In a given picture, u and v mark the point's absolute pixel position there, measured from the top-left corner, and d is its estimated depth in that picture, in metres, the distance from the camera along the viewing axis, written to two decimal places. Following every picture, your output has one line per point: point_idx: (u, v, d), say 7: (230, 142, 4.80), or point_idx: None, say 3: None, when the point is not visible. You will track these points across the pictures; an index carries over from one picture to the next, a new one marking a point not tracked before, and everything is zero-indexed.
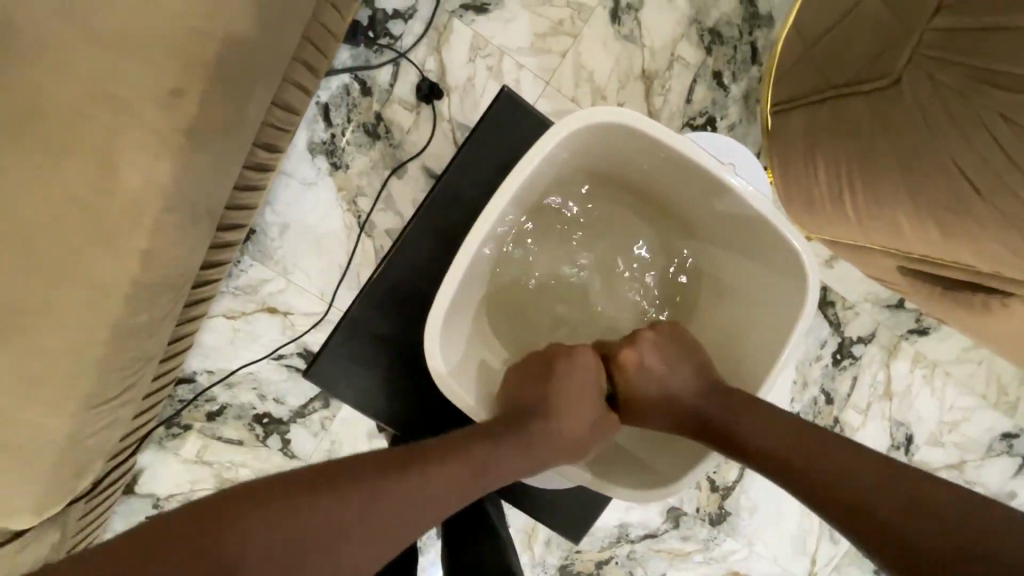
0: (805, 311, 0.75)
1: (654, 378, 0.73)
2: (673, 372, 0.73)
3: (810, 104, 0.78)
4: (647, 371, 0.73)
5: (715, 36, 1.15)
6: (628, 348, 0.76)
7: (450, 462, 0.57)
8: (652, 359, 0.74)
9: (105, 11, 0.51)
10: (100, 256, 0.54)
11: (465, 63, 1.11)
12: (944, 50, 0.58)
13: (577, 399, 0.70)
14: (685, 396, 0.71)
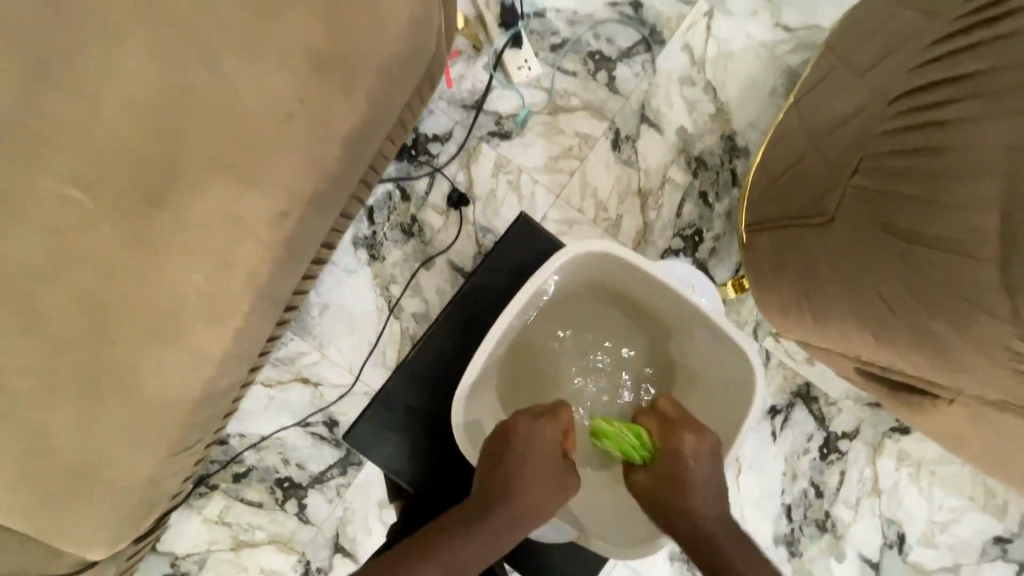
0: (757, 407, 0.88)
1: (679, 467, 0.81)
2: (700, 478, 0.80)
3: (773, 229, 0.95)
4: (690, 462, 0.81)
5: (700, 163, 1.36)
6: (684, 440, 0.83)
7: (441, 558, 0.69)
8: (691, 459, 0.81)
9: (226, 143, 0.67)
10: (205, 332, 0.69)
11: (490, 178, 1.32)
12: (861, 203, 0.75)
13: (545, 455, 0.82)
14: (699, 500, 0.77)
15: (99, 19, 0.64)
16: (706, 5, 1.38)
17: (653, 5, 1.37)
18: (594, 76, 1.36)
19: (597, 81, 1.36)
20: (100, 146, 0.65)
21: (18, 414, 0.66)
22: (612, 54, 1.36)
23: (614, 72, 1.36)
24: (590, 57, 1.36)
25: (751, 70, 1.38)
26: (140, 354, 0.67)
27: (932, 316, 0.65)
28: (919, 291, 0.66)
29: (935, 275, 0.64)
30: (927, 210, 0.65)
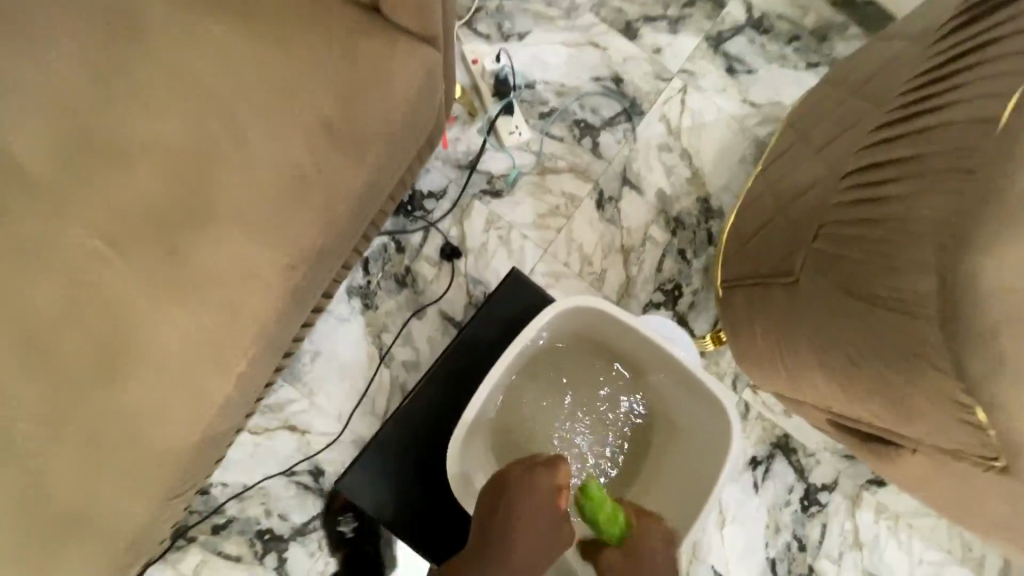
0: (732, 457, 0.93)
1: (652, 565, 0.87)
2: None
3: (748, 285, 1.02)
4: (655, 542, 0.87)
5: (679, 223, 1.46)
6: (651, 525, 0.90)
7: None
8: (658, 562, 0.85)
9: (247, 202, 0.73)
10: (211, 378, 0.71)
11: (481, 232, 1.39)
12: (820, 264, 0.83)
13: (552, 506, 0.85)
14: None
15: None
16: (680, 82, 1.53)
17: (632, 81, 1.52)
18: (580, 141, 1.47)
19: (582, 146, 1.47)
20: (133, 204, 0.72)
21: (21, 456, 0.68)
22: (596, 122, 1.48)
23: (598, 138, 1.47)
24: (577, 125, 1.47)
25: (722, 140, 1.51)
26: (147, 400, 0.70)
27: (891, 368, 0.71)
28: (874, 344, 0.72)
29: (886, 330, 0.70)
30: (874, 272, 0.72)
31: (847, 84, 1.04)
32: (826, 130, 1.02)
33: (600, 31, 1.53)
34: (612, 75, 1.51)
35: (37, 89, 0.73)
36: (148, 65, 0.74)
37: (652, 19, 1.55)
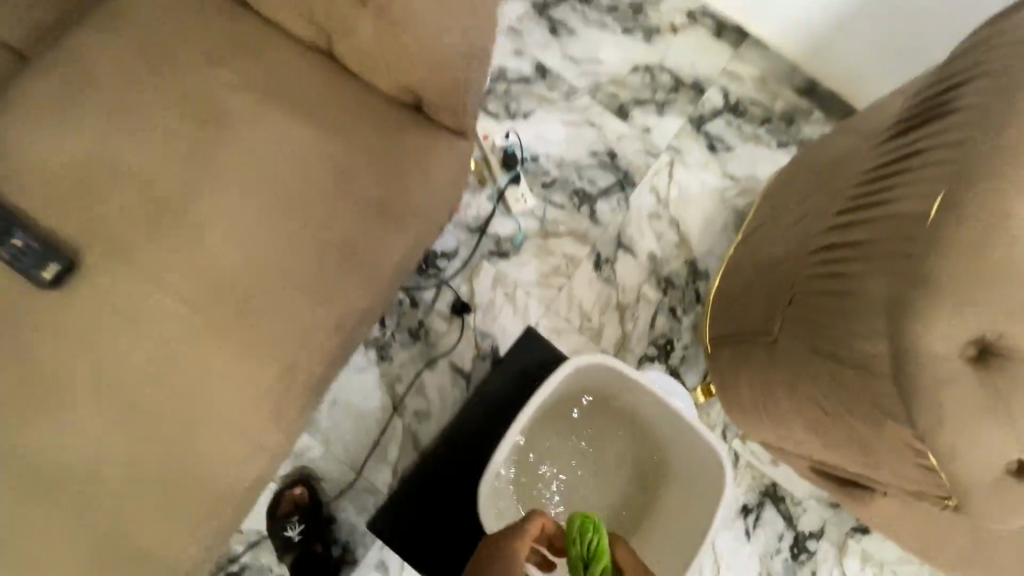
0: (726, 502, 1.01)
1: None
2: None
3: (734, 343, 1.14)
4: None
5: (669, 283, 1.60)
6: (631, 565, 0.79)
7: None
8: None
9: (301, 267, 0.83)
10: (264, 422, 0.81)
11: (489, 289, 1.51)
12: (796, 327, 0.95)
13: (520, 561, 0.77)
14: None
15: (211, 169, 0.83)
16: (668, 157, 1.72)
17: (625, 156, 1.70)
18: (579, 209, 1.62)
19: (581, 213, 1.62)
20: (200, 268, 0.80)
21: (88, 493, 0.75)
22: (593, 192, 1.65)
23: (595, 206, 1.63)
24: (575, 194, 1.63)
25: (706, 208, 1.68)
26: (205, 445, 0.78)
27: (856, 417, 0.83)
28: (842, 398, 0.84)
29: (851, 387, 0.82)
30: (839, 337, 0.84)
31: (812, 169, 1.21)
32: (798, 207, 1.17)
33: (596, 111, 1.72)
34: (606, 150, 1.69)
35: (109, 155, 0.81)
36: (217, 143, 0.84)
37: (642, 102, 1.76)
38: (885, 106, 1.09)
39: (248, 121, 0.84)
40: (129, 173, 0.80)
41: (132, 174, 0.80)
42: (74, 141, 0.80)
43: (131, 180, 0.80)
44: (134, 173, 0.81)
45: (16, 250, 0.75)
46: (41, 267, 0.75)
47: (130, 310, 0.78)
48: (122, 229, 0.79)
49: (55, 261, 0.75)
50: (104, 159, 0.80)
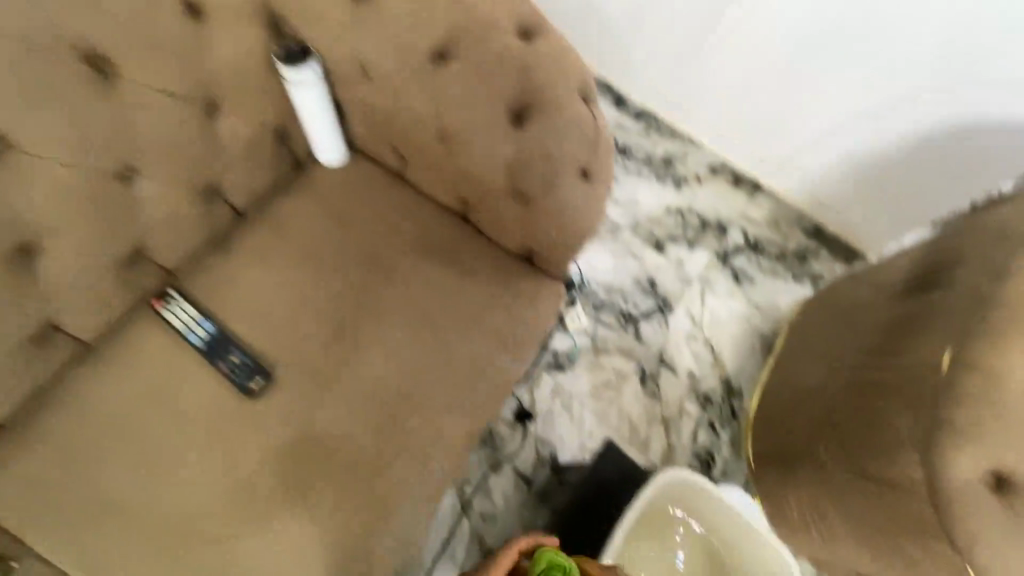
0: None
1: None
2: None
3: (779, 461, 1.32)
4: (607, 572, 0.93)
5: (708, 399, 1.78)
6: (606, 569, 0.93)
7: None
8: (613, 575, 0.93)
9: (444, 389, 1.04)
10: (406, 515, 0.98)
11: (548, 399, 1.69)
12: (837, 450, 1.12)
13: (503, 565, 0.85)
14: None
15: (375, 305, 1.06)
16: (698, 285, 1.94)
17: (663, 283, 1.93)
18: (625, 328, 1.84)
19: (627, 332, 1.84)
20: (371, 389, 1.01)
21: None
22: (636, 313, 1.87)
23: (639, 326, 1.85)
24: (622, 315, 1.86)
25: (734, 332, 1.88)
26: (366, 538, 0.94)
27: (906, 527, 1.01)
28: (894, 513, 1.02)
29: (901, 504, 1.00)
30: (882, 462, 1.02)
31: (836, 312, 1.44)
32: (827, 344, 1.38)
33: (637, 244, 1.97)
34: (647, 278, 1.93)
35: (300, 292, 1.04)
36: (379, 283, 1.07)
37: (675, 238, 1.98)
38: (884, 264, 1.36)
39: (407, 271, 1.09)
40: (315, 306, 1.04)
41: (318, 306, 1.04)
42: (276, 280, 1.04)
43: (316, 311, 1.03)
44: (319, 306, 1.04)
45: (231, 364, 0.96)
46: (250, 379, 0.96)
47: (316, 421, 0.97)
48: (315, 354, 1.00)
49: (259, 374, 0.96)
50: (296, 294, 1.04)
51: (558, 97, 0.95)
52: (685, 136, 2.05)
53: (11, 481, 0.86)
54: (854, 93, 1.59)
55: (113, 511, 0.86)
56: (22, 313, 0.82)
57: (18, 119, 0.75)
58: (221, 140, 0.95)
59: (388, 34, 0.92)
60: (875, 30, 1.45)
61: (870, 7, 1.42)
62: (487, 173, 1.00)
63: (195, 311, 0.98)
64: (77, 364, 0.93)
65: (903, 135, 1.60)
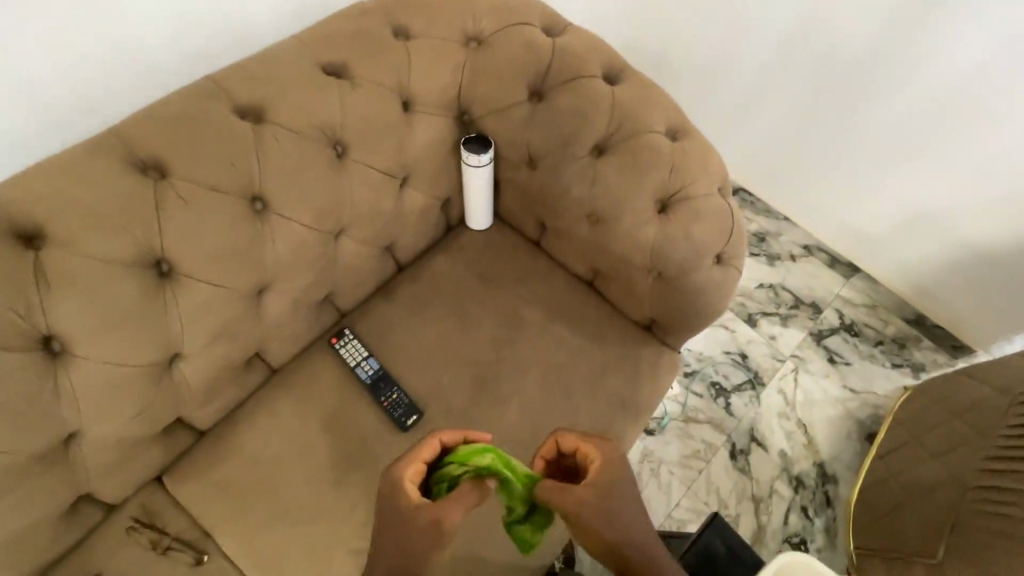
0: None
1: (609, 471, 0.75)
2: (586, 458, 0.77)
3: (890, 556, 1.31)
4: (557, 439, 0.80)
5: (801, 482, 1.74)
6: (561, 439, 0.79)
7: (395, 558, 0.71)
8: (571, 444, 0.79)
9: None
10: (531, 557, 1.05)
11: (637, 462, 1.74)
12: (962, 553, 1.13)
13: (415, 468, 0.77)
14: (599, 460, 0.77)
15: (513, 358, 1.17)
16: (792, 363, 1.89)
17: (755, 358, 1.90)
18: (716, 400, 1.84)
19: (718, 404, 1.83)
20: (503, 436, 1.11)
21: None
22: (728, 386, 1.86)
23: (730, 399, 1.84)
24: (713, 386, 1.86)
25: (830, 416, 1.83)
26: None
27: None
28: None
29: None
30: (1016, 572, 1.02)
31: (945, 404, 1.42)
32: (937, 439, 1.37)
33: (730, 317, 1.95)
34: (739, 351, 1.91)
35: (449, 341, 1.17)
36: (517, 339, 1.18)
37: (768, 314, 1.95)
38: (997, 361, 1.36)
39: (541, 332, 1.20)
40: (461, 355, 1.16)
41: (464, 357, 1.16)
42: (429, 328, 1.17)
43: (461, 361, 1.15)
44: (465, 356, 1.16)
45: (392, 401, 1.08)
46: (407, 417, 1.07)
47: None
48: (460, 398, 1.12)
49: (415, 413, 1.08)
50: (446, 343, 1.16)
51: (700, 195, 1.08)
52: (781, 214, 2.02)
53: (210, 482, 0.99)
54: (969, 201, 1.54)
55: (291, 515, 0.99)
56: (245, 343, 0.97)
57: (283, 195, 0.91)
58: (405, 206, 1.12)
59: (556, 130, 1.08)
60: (1001, 141, 1.40)
61: (986, 129, 1.41)
62: (627, 252, 1.11)
63: (364, 350, 1.11)
64: (269, 385, 1.09)
65: (1005, 249, 1.57)
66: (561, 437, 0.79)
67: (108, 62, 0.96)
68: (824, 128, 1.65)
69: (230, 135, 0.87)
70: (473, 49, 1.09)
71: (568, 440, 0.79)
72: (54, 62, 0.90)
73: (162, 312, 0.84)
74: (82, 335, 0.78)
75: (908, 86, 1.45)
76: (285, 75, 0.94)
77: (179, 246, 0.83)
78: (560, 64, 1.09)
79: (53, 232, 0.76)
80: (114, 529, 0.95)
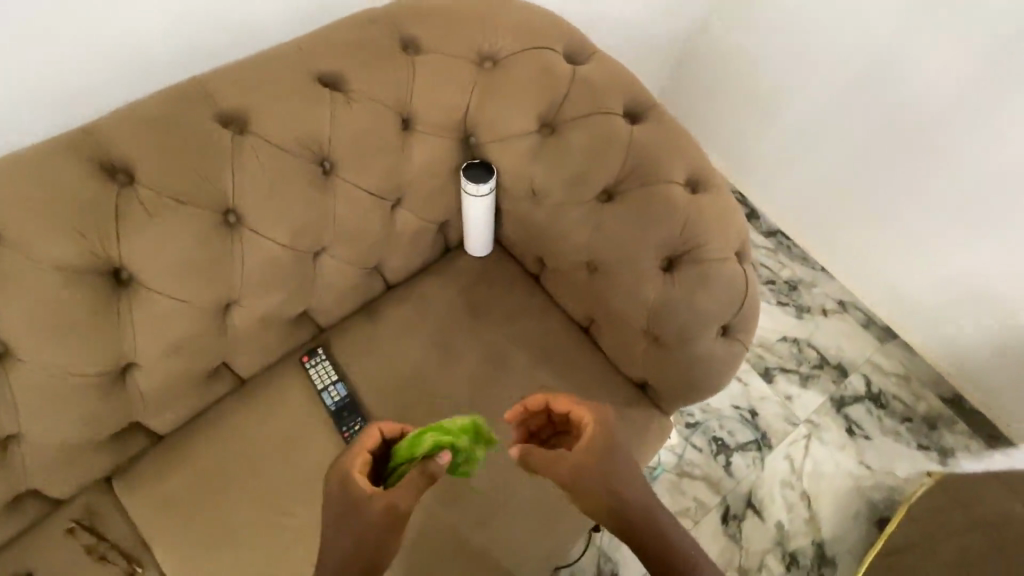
0: None
1: (600, 435, 0.84)
2: (576, 419, 0.86)
3: None
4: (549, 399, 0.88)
5: (795, 560, 1.61)
6: (553, 400, 0.88)
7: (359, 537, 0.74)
8: (562, 406, 0.87)
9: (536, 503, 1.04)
10: None
11: None
12: None
13: (361, 458, 0.79)
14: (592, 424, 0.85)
15: (489, 403, 1.09)
16: (806, 429, 1.73)
17: (766, 417, 1.74)
18: (715, 457, 1.70)
19: (717, 461, 1.69)
20: (466, 483, 1.04)
21: None
22: (731, 443, 1.72)
23: (731, 458, 1.70)
24: (715, 441, 1.72)
25: (840, 491, 1.67)
26: None
27: None
28: None
29: None
30: None
31: (970, 512, 1.28)
32: (951, 549, 1.23)
33: (745, 368, 1.80)
34: (749, 408, 1.76)
35: (425, 374, 1.10)
36: (496, 383, 1.11)
37: (787, 371, 1.79)
38: None
39: (524, 377, 1.11)
40: (435, 392, 1.09)
41: (438, 393, 1.09)
42: (406, 358, 1.11)
43: (434, 397, 1.08)
44: (439, 393, 1.09)
45: (353, 433, 1.03)
46: None
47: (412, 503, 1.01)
48: None
49: None
50: (422, 376, 1.10)
51: (714, 257, 0.97)
52: (817, 263, 1.86)
53: (156, 492, 0.97)
54: None
55: (231, 539, 0.95)
56: (206, 356, 0.93)
57: (256, 210, 0.86)
58: (396, 229, 1.05)
59: (564, 166, 0.99)
60: None
61: None
62: (625, 308, 1.01)
63: (333, 373, 1.06)
64: (232, 397, 1.05)
65: None
66: (551, 398, 0.88)
67: (111, 54, 0.90)
68: (879, 180, 1.49)
69: (208, 144, 0.82)
70: (487, 69, 1.01)
71: (559, 402, 0.87)
72: (54, 54, 0.85)
73: (114, 321, 0.81)
74: (25, 341, 0.76)
75: (983, 149, 1.29)
76: (277, 83, 0.88)
77: (139, 257, 0.79)
78: (578, 96, 1.00)
79: (5, 232, 0.73)
80: (55, 529, 0.94)
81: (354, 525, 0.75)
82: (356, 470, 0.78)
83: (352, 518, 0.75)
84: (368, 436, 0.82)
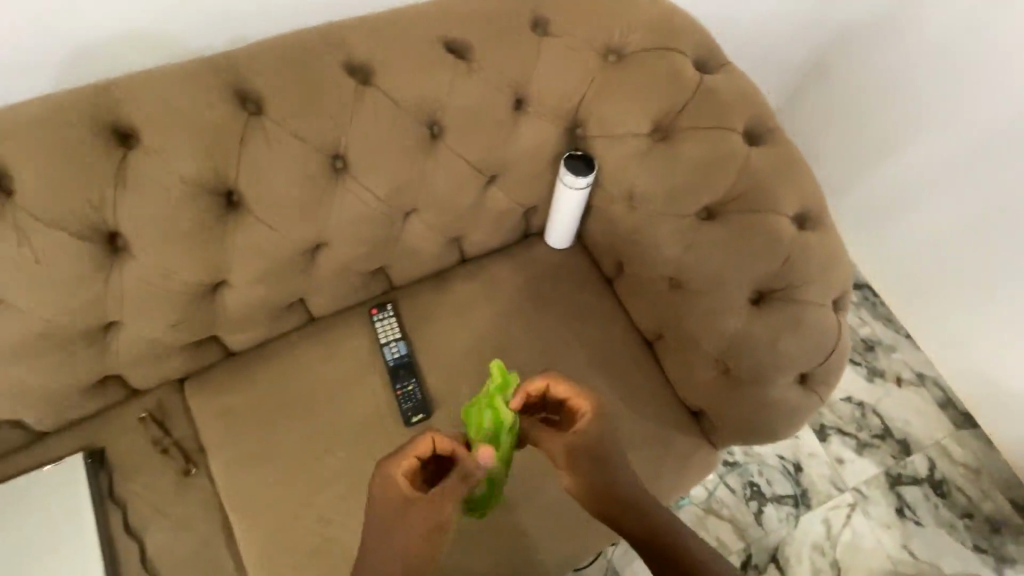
0: None
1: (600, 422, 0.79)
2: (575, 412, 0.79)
3: None
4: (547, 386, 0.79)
5: None
6: (547, 386, 0.79)
7: (402, 549, 0.71)
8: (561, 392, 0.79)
9: (566, 503, 1.03)
10: None
11: None
12: None
13: (408, 469, 0.72)
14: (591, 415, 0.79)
15: None
16: (852, 497, 1.62)
17: (811, 474, 1.64)
18: (748, 501, 1.61)
19: (748, 506, 1.61)
20: None
21: None
22: (767, 491, 1.62)
23: (764, 506, 1.61)
24: (750, 485, 1.63)
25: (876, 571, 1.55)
26: None
27: None
28: None
29: None
30: None
31: None
32: None
33: None
34: (795, 461, 1.66)
35: (484, 352, 1.11)
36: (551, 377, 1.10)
37: (844, 433, 1.68)
38: None
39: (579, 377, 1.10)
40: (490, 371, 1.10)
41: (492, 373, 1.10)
42: (468, 331, 1.12)
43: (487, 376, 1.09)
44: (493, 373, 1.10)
45: (406, 392, 1.05)
46: (413, 412, 1.04)
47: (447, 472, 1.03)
48: None
49: (423, 412, 1.04)
50: (480, 353, 1.11)
51: (808, 300, 0.92)
52: (904, 328, 1.73)
53: (218, 404, 1.03)
54: None
55: (277, 463, 1.01)
56: (289, 289, 0.98)
57: (364, 161, 0.89)
58: (487, 205, 1.05)
59: (669, 176, 0.96)
60: None
61: None
62: (698, 331, 0.98)
63: (398, 331, 1.09)
64: (300, 332, 1.10)
65: None
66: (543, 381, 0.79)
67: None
68: (1002, 251, 1.35)
69: (334, 90, 0.85)
70: (610, 63, 0.98)
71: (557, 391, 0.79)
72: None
73: (217, 238, 0.86)
74: (139, 241, 0.82)
75: None
76: (408, 42, 0.89)
77: (252, 183, 0.84)
78: (700, 106, 0.96)
79: (144, 139, 0.79)
80: (129, 415, 1.02)
81: (398, 536, 0.71)
82: (401, 484, 0.71)
83: (394, 528, 0.71)
84: (420, 446, 0.73)
